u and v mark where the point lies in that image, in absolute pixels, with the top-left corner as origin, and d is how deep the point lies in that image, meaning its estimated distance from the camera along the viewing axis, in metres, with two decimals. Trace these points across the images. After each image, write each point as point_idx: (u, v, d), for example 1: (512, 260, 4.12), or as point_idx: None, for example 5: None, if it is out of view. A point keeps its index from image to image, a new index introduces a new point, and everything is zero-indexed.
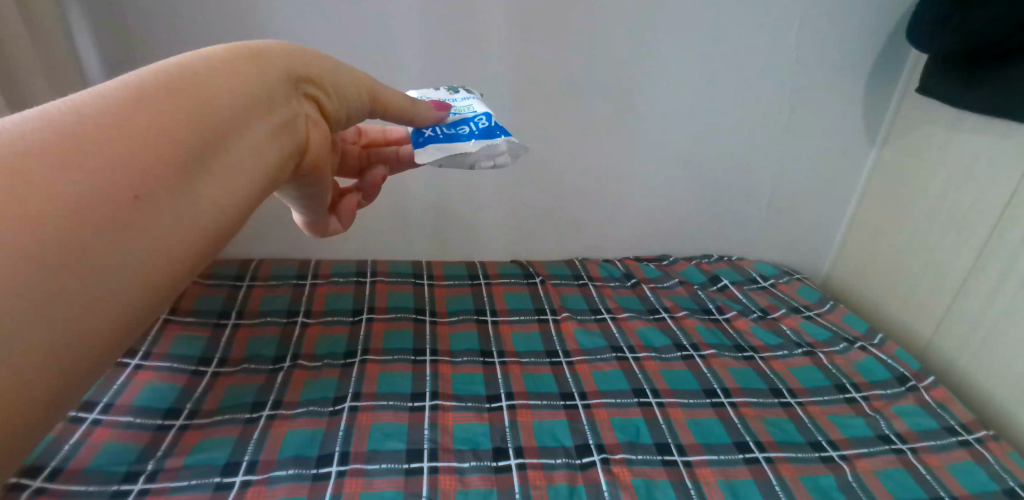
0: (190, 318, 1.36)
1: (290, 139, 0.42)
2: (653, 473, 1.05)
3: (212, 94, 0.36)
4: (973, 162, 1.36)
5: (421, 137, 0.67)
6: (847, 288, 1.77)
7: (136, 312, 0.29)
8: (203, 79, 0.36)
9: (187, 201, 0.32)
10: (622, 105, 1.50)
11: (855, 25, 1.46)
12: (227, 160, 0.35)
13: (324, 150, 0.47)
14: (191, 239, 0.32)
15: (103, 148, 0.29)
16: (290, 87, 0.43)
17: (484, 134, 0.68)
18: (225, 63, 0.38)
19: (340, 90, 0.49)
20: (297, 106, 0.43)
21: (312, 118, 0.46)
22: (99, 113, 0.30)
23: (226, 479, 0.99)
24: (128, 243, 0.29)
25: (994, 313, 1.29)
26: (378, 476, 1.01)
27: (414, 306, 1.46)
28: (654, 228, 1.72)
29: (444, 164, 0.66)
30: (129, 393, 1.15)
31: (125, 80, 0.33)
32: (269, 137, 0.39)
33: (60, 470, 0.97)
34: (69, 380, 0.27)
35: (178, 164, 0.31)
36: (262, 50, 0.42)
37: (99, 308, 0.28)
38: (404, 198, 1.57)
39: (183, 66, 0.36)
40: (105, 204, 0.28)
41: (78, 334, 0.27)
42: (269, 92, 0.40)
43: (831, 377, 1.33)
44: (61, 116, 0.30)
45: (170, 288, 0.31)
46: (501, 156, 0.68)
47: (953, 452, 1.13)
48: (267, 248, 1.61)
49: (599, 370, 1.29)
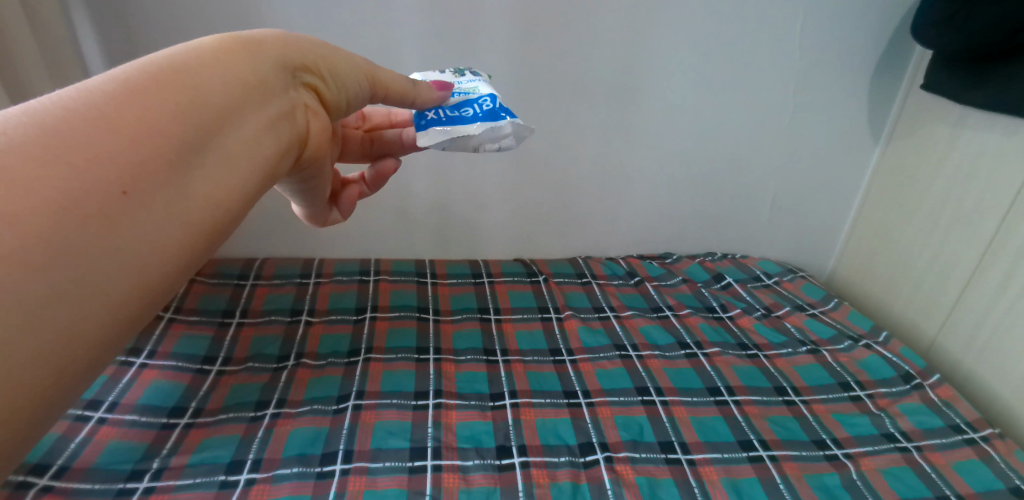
0: (194, 317, 1.36)
1: (289, 129, 0.42)
2: (656, 471, 1.05)
3: (204, 86, 0.36)
4: (978, 159, 1.35)
5: (423, 120, 0.66)
6: (852, 285, 1.76)
7: (134, 304, 0.31)
8: (194, 71, 0.36)
9: (175, 196, 0.33)
10: (624, 103, 1.50)
11: (859, 22, 1.45)
12: (219, 152, 0.36)
13: (323, 140, 0.47)
14: (181, 234, 0.33)
15: (90, 145, 0.31)
16: (287, 76, 0.43)
17: (488, 115, 0.67)
18: (218, 54, 0.39)
19: (339, 78, 0.49)
20: (295, 96, 0.44)
21: (312, 108, 0.46)
22: (90, 108, 0.32)
23: (231, 477, 0.99)
24: (117, 237, 0.30)
25: (999, 311, 1.29)
26: (382, 474, 1.01)
27: (417, 304, 1.46)
28: (657, 226, 1.72)
29: (448, 148, 0.65)
30: (134, 392, 1.15)
31: (118, 75, 0.34)
32: (265, 128, 0.40)
33: (66, 468, 0.98)
34: (69, 368, 0.29)
35: (166, 160, 0.33)
36: (257, 40, 0.42)
37: (94, 302, 0.29)
38: (406, 196, 1.57)
39: (175, 60, 0.36)
40: (93, 200, 0.30)
41: (73, 325, 0.29)
42: (264, 81, 0.41)
43: (835, 375, 1.33)
44: (52, 113, 0.31)
45: (162, 281, 0.32)
46: (507, 139, 0.67)
47: (959, 450, 1.12)
48: (271, 247, 1.61)
49: (602, 368, 1.29)
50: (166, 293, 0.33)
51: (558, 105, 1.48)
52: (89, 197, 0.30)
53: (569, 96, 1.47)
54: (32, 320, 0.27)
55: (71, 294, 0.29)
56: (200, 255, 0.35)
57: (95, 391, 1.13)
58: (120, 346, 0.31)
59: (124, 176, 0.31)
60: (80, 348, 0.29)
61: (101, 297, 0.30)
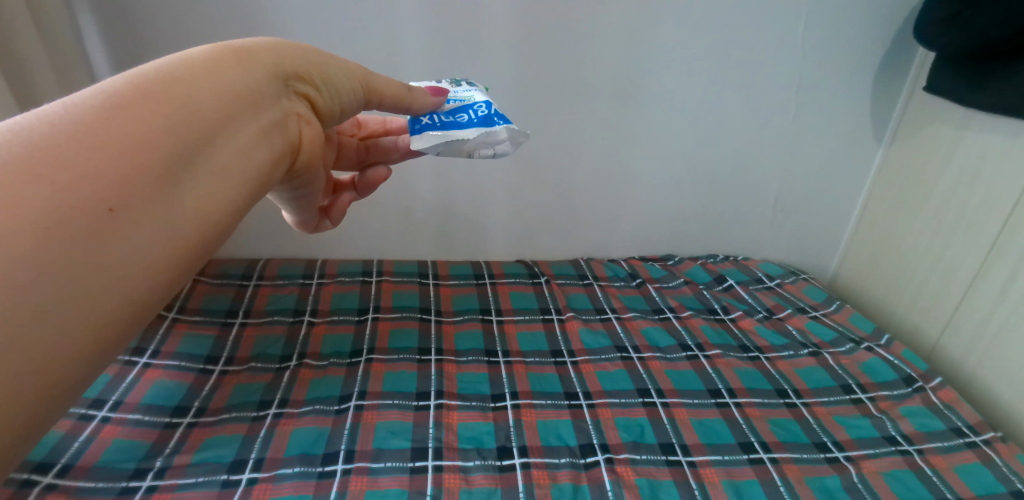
0: (198, 317, 1.37)
1: (281, 138, 0.43)
2: (657, 473, 1.05)
3: (194, 98, 0.37)
4: (980, 161, 1.35)
5: (418, 125, 0.67)
6: (855, 287, 1.76)
7: (124, 317, 0.32)
8: (183, 82, 0.37)
9: (164, 212, 0.33)
10: (627, 105, 1.50)
11: (862, 24, 1.45)
12: (208, 165, 0.36)
13: (315, 148, 0.48)
14: (171, 249, 0.34)
15: (76, 161, 0.31)
16: (280, 84, 0.44)
17: (483, 121, 0.67)
18: (208, 63, 0.39)
19: (331, 86, 0.50)
20: (288, 104, 0.45)
21: (304, 117, 0.47)
22: (76, 123, 0.32)
23: (233, 476, 1.00)
24: (105, 254, 0.31)
25: (1000, 315, 1.29)
26: (383, 474, 1.02)
27: (420, 305, 1.47)
28: (660, 228, 1.72)
29: (442, 152, 0.66)
30: (138, 391, 1.16)
31: (106, 87, 0.35)
32: (256, 137, 0.40)
33: (70, 466, 0.98)
34: (57, 381, 0.30)
35: (154, 175, 0.33)
36: (249, 48, 0.42)
37: (82, 317, 0.30)
38: (409, 197, 1.57)
39: (165, 71, 0.37)
40: (79, 218, 0.30)
41: (60, 341, 0.29)
42: (255, 91, 0.41)
43: (836, 377, 1.33)
44: (37, 130, 0.31)
45: (152, 293, 0.33)
46: (501, 144, 0.67)
47: (960, 453, 1.12)
48: (274, 248, 1.62)
49: (604, 369, 1.30)
50: (157, 301, 0.34)
51: (562, 107, 1.48)
52: (74, 214, 0.30)
53: (572, 99, 1.47)
54: (21, 336, 0.28)
55: (60, 309, 0.29)
56: (191, 266, 0.35)
57: (100, 390, 1.14)
58: (114, 352, 0.32)
59: (110, 192, 0.31)
60: (68, 360, 0.30)
61: (91, 311, 0.30)
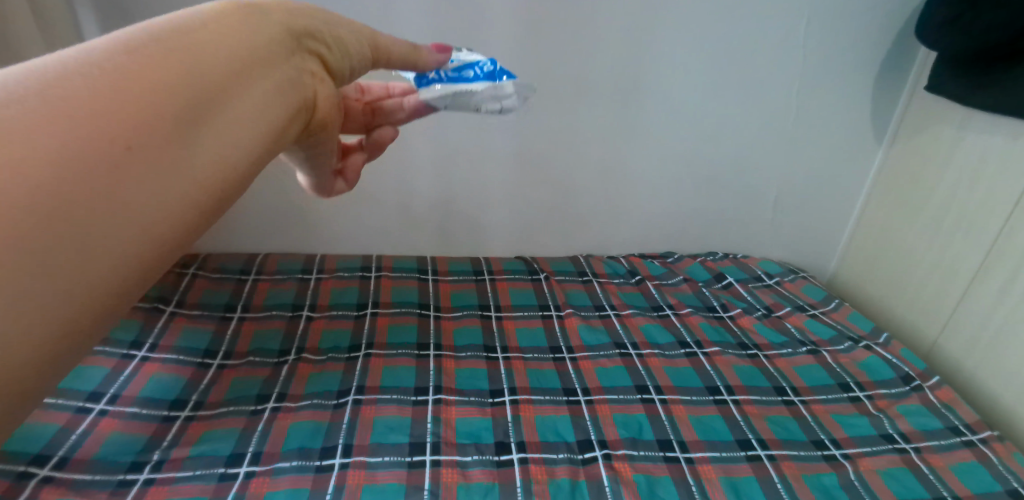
0: (196, 311, 1.37)
1: (294, 97, 0.40)
2: (655, 469, 1.05)
3: (194, 54, 0.34)
4: (981, 162, 1.35)
5: (425, 80, 0.67)
6: (854, 286, 1.76)
7: (131, 278, 0.30)
8: (183, 36, 0.34)
9: (169, 169, 0.31)
10: (628, 102, 1.50)
11: (864, 23, 1.45)
12: (216, 122, 0.34)
13: (330, 109, 0.45)
14: (180, 212, 0.31)
15: (64, 114, 0.28)
16: (289, 42, 0.41)
17: (489, 77, 0.69)
18: (208, 18, 0.36)
19: (343, 44, 0.46)
20: (300, 62, 0.42)
21: (318, 76, 0.44)
22: (65, 76, 0.29)
23: (231, 470, 1.00)
24: (106, 213, 0.28)
25: (999, 316, 1.29)
26: (381, 468, 1.02)
27: (419, 301, 1.47)
28: (660, 226, 1.72)
29: (451, 106, 0.67)
30: (135, 384, 1.16)
31: (97, 42, 0.32)
32: (267, 95, 0.37)
33: (67, 459, 0.98)
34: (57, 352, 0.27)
35: (153, 131, 0.31)
36: (253, 4, 0.39)
37: (83, 281, 0.28)
38: (409, 193, 1.57)
39: (165, 24, 0.34)
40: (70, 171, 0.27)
41: (61, 305, 0.27)
42: (262, 48, 0.38)
43: (834, 376, 1.33)
44: (20, 83, 0.28)
45: (159, 257, 0.31)
46: (507, 99, 0.70)
47: (957, 452, 1.13)
48: (273, 242, 1.61)
49: (602, 366, 1.30)
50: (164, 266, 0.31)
51: (562, 105, 1.48)
52: (66, 167, 0.27)
53: (573, 97, 1.47)
54: (14, 300, 0.25)
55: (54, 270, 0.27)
56: (201, 229, 0.33)
57: (98, 383, 1.14)
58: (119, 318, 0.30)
59: (104, 148, 0.29)
60: (70, 327, 0.27)
61: (95, 271, 0.28)
